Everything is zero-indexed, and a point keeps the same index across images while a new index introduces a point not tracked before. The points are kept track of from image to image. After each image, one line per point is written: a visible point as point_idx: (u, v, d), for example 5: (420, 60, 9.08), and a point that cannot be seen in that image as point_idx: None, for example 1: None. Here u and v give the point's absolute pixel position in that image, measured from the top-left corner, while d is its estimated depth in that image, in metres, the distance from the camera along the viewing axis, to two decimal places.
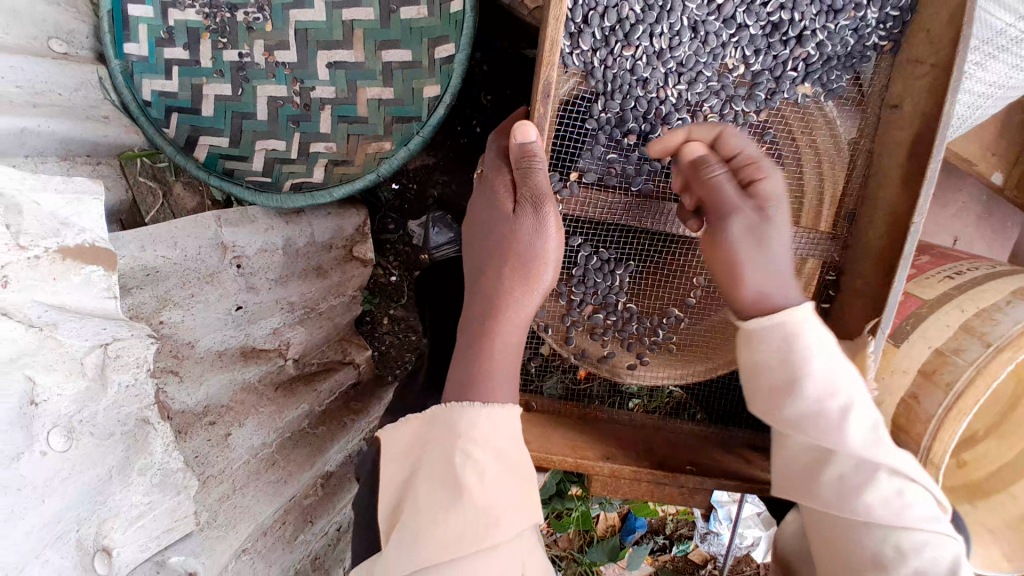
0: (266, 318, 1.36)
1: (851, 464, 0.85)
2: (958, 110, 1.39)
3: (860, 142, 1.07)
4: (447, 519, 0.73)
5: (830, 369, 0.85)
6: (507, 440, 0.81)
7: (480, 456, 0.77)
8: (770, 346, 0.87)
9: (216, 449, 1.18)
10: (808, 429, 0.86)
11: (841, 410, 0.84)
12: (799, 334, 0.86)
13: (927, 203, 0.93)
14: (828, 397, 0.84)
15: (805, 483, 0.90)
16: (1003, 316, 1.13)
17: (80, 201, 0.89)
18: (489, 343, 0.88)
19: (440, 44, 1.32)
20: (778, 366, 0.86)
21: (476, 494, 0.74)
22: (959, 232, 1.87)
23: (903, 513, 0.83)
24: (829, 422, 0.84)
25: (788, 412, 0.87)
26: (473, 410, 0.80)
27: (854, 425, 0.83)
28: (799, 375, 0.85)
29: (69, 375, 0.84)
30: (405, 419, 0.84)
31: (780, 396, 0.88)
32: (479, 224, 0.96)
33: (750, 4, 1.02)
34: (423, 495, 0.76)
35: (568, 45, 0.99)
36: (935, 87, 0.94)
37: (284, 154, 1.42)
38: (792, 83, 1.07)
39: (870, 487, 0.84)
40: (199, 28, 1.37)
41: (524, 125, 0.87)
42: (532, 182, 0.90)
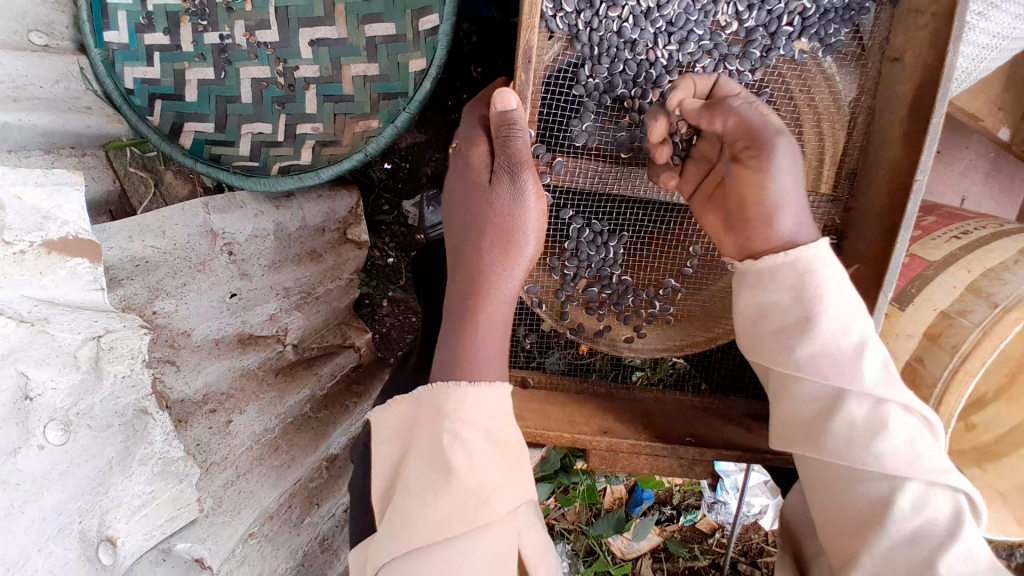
0: (261, 304, 1.35)
1: (862, 408, 0.82)
2: (959, 65, 1.32)
3: (859, 99, 1.03)
4: (437, 499, 0.73)
5: (847, 309, 0.86)
6: (496, 417, 0.80)
7: (467, 437, 0.76)
8: (788, 282, 0.88)
9: (218, 436, 1.18)
10: (822, 367, 0.85)
11: (854, 348, 0.84)
12: (814, 269, 0.87)
13: (928, 158, 0.90)
14: (842, 335, 0.85)
15: (809, 433, 0.88)
16: (1012, 276, 1.09)
17: (60, 191, 0.86)
18: (474, 322, 0.87)
19: (424, 15, 1.28)
20: (796, 302, 0.88)
21: (464, 475, 0.74)
22: (966, 192, 1.81)
23: (916, 464, 0.79)
24: (843, 359, 0.84)
25: (801, 352, 0.87)
26: (460, 389, 0.79)
27: (869, 362, 0.83)
28: (814, 311, 0.86)
29: (63, 369, 0.84)
30: (393, 401, 0.83)
31: (786, 339, 0.88)
32: (455, 198, 0.94)
33: None
34: (412, 477, 0.76)
35: (550, 7, 0.95)
36: (935, 38, 0.90)
37: (270, 138, 1.39)
38: (788, 39, 1.02)
39: (880, 429, 0.81)
40: (177, 11, 1.33)
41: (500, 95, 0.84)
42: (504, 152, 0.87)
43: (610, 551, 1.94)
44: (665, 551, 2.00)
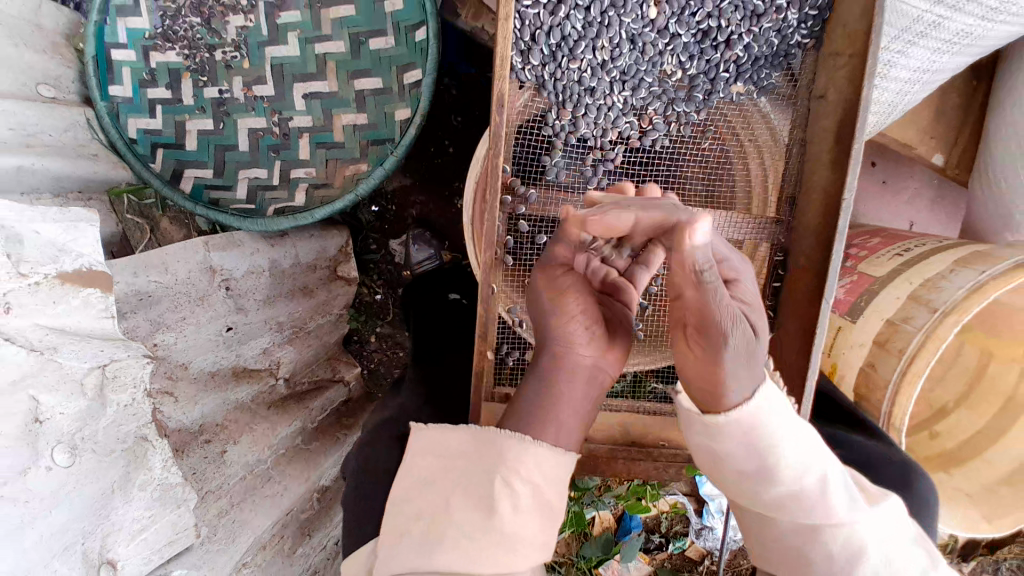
0: (256, 338, 1.41)
1: (843, 542, 0.73)
2: (879, 99, 1.37)
3: (792, 134, 1.15)
4: (474, 541, 0.71)
5: (799, 450, 0.75)
6: (551, 484, 0.80)
7: (520, 489, 0.75)
8: (737, 437, 0.75)
9: (213, 465, 1.22)
10: (793, 510, 0.76)
11: (817, 485, 0.75)
12: (764, 421, 0.74)
13: (853, 180, 0.99)
14: (801, 475, 0.75)
15: (793, 567, 0.77)
16: (947, 283, 1.18)
17: (76, 227, 0.94)
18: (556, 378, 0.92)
19: (408, 70, 1.41)
20: (754, 451, 0.75)
21: (506, 524, 0.73)
22: (914, 217, 1.94)
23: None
24: (812, 500, 0.75)
25: (772, 495, 0.76)
26: (525, 444, 0.79)
27: (833, 494, 0.75)
28: (771, 461, 0.74)
29: (70, 396, 0.89)
30: (455, 425, 0.82)
31: (758, 486, 0.77)
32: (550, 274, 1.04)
33: (680, 14, 1.11)
34: (453, 508, 0.74)
35: (519, 61, 1.09)
36: (854, 76, 1.01)
37: (265, 182, 1.49)
38: (726, 84, 1.17)
39: (857, 559, 0.72)
40: (179, 68, 1.45)
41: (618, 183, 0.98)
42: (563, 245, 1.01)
43: None
44: None
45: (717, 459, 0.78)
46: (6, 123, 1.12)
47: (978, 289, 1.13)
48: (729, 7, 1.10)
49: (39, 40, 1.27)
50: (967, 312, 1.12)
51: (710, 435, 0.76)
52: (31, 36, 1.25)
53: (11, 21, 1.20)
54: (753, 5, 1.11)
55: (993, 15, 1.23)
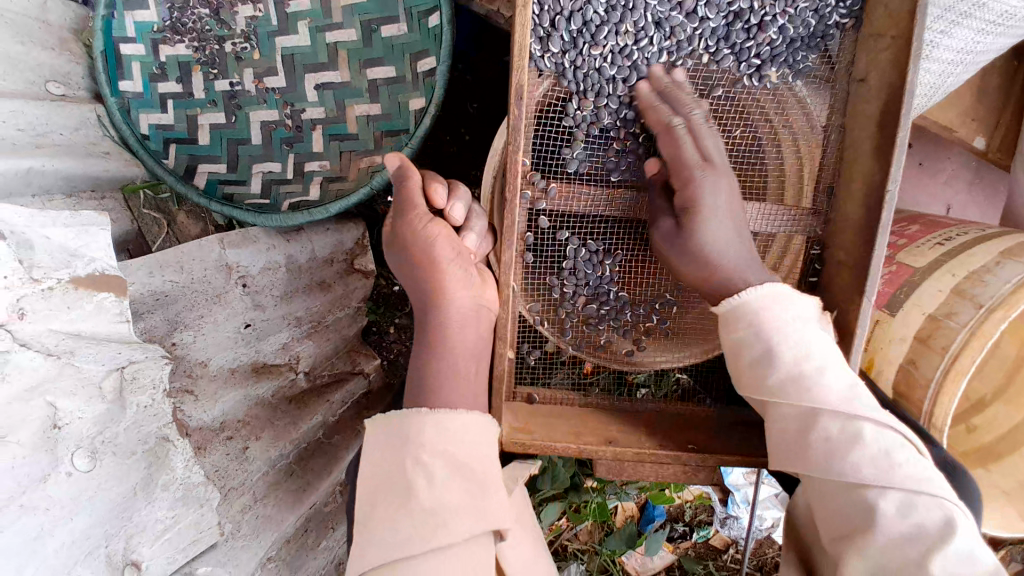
0: (275, 334, 1.40)
1: (836, 423, 0.87)
2: (919, 82, 1.27)
3: (831, 119, 1.08)
4: (398, 518, 0.80)
5: (798, 337, 0.93)
6: (456, 445, 0.87)
7: (427, 461, 0.84)
8: (744, 321, 0.97)
9: (235, 462, 1.22)
10: (794, 394, 0.91)
11: (815, 369, 0.90)
12: (768, 307, 0.96)
13: (899, 169, 0.93)
14: (799, 359, 0.92)
15: (796, 454, 0.91)
16: (992, 277, 1.12)
17: (87, 231, 0.92)
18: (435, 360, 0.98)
19: (422, 58, 1.37)
20: (757, 333, 0.95)
21: (423, 496, 0.81)
22: (951, 200, 1.84)
23: (895, 475, 0.82)
24: (806, 382, 0.90)
25: (772, 380, 0.93)
26: (421, 418, 0.88)
27: (832, 380, 0.89)
28: (773, 342, 0.93)
29: (89, 400, 0.88)
30: (374, 419, 0.91)
31: (762, 369, 0.95)
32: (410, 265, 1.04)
33: None
34: (382, 496, 0.83)
35: (537, 49, 1.04)
36: (898, 58, 0.94)
37: (280, 176, 1.46)
38: (758, 68, 1.09)
39: (858, 443, 0.85)
40: (189, 61, 1.43)
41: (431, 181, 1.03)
42: (411, 220, 0.99)
43: (625, 570, 1.96)
44: (680, 568, 2.00)
45: (735, 349, 1.00)
46: (12, 123, 1.11)
47: None
48: None
49: (46, 37, 1.25)
50: (1015, 307, 1.07)
51: (729, 321, 0.99)
52: (37, 33, 1.22)
53: (15, 18, 1.16)
54: None
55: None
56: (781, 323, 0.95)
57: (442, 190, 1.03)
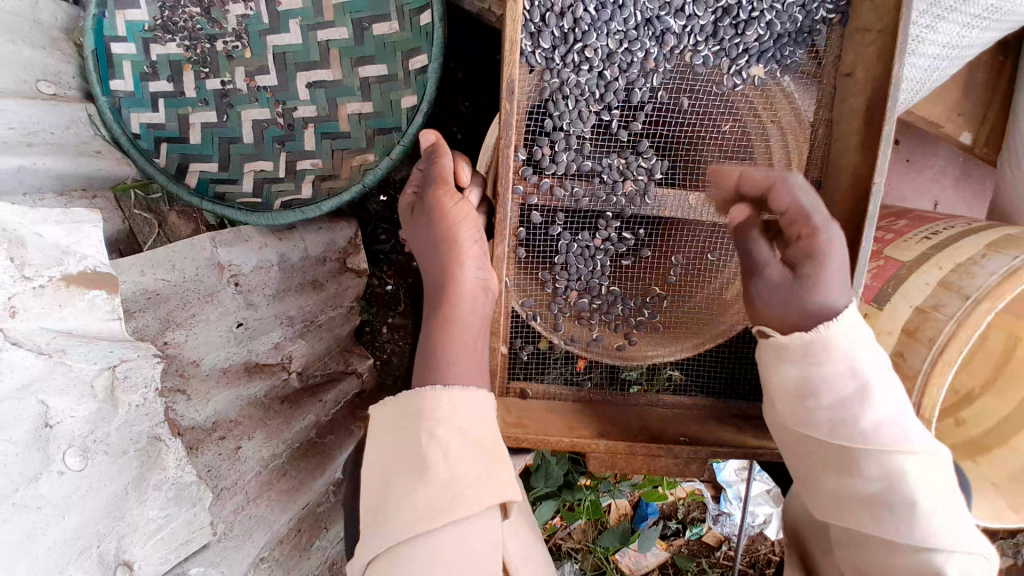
0: (267, 333, 1.40)
1: (915, 486, 0.88)
2: (908, 76, 1.29)
3: (818, 114, 1.10)
4: (415, 494, 0.79)
5: (883, 386, 0.92)
6: (470, 420, 0.87)
7: (443, 436, 0.82)
8: (834, 361, 0.91)
9: (228, 462, 1.21)
10: (876, 445, 0.89)
11: (896, 424, 0.90)
12: (855, 349, 0.92)
13: (885, 162, 0.94)
14: (882, 411, 0.90)
15: (865, 507, 0.91)
16: (979, 269, 1.13)
17: (79, 229, 0.91)
18: (447, 324, 0.98)
19: (414, 56, 1.37)
20: (850, 379, 0.91)
21: (439, 470, 0.80)
22: (939, 195, 1.86)
23: (957, 541, 0.87)
24: (889, 436, 0.89)
25: (858, 428, 0.90)
26: (436, 394, 0.87)
27: (909, 437, 0.90)
28: (866, 389, 0.90)
29: (81, 399, 0.88)
30: (383, 402, 0.89)
31: (844, 415, 0.91)
32: (422, 237, 1.05)
33: None
34: (395, 475, 0.82)
35: (529, 44, 1.04)
36: (882, 52, 0.95)
37: (271, 174, 1.46)
38: (747, 64, 1.10)
39: (927, 511, 0.88)
40: (180, 60, 1.42)
41: (460, 162, 1.06)
42: (437, 187, 1.01)
43: (618, 569, 1.95)
44: (674, 565, 2.00)
45: (807, 387, 0.94)
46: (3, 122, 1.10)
47: (1014, 273, 1.08)
48: None
49: (37, 38, 1.24)
50: (1000, 299, 1.08)
51: (812, 357, 0.92)
52: (27, 32, 1.22)
53: (8, 18, 1.17)
54: None
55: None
56: (867, 371, 0.92)
57: (468, 170, 1.06)
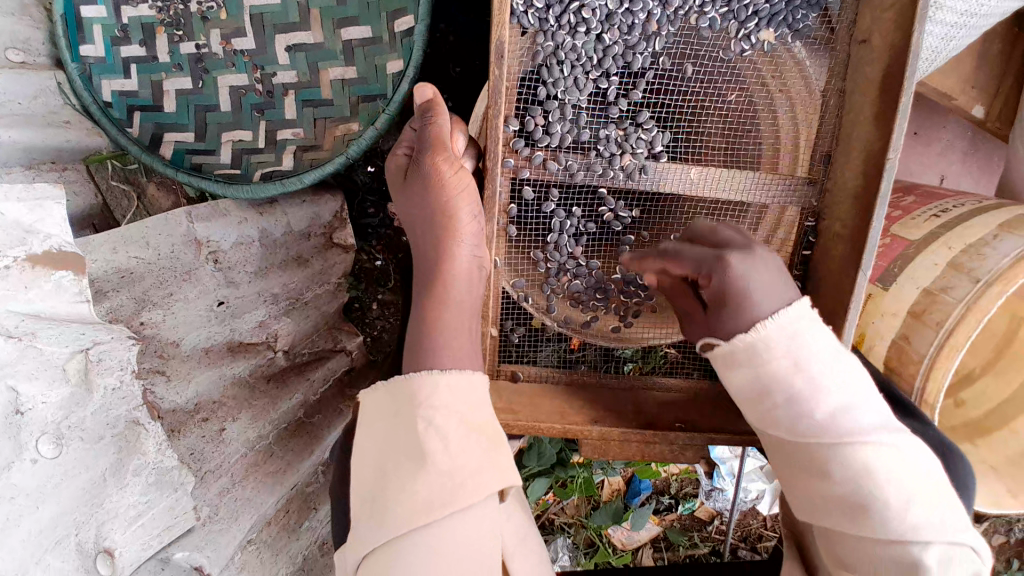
0: (250, 312, 1.35)
1: (886, 474, 0.80)
2: (926, 45, 1.21)
3: (829, 84, 1.02)
4: (415, 485, 0.74)
5: (839, 370, 0.85)
6: (468, 405, 0.82)
7: (441, 423, 0.78)
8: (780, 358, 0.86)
9: (212, 444, 1.18)
10: (841, 434, 0.82)
11: (859, 410, 0.83)
12: (801, 337, 0.87)
13: (900, 139, 0.89)
14: (841, 398, 0.83)
15: (840, 501, 0.83)
16: (990, 251, 1.08)
17: (41, 206, 0.85)
18: (439, 306, 0.90)
19: (399, 16, 1.29)
20: (789, 375, 0.85)
21: (438, 459, 0.75)
22: (945, 170, 1.80)
23: (941, 528, 0.78)
24: (851, 424, 0.82)
25: (816, 418, 0.84)
26: (432, 378, 0.82)
27: (873, 421, 0.82)
28: (813, 379, 0.84)
29: (52, 383, 0.82)
30: (374, 386, 0.84)
31: (798, 411, 0.85)
32: (418, 207, 0.95)
33: None
34: (390, 465, 0.77)
35: (520, 3, 0.95)
36: (901, 18, 0.88)
37: (251, 144, 1.39)
38: (756, 29, 1.03)
39: (904, 500, 0.79)
40: (153, 23, 1.34)
41: (455, 127, 0.99)
42: (436, 151, 0.93)
43: (610, 543, 1.98)
44: (665, 539, 2.04)
45: (761, 386, 0.88)
46: None
47: None
48: None
49: (4, 1, 1.14)
50: (1011, 282, 1.03)
51: (755, 359, 0.88)
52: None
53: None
54: None
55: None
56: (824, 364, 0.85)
57: (461, 139, 1.00)
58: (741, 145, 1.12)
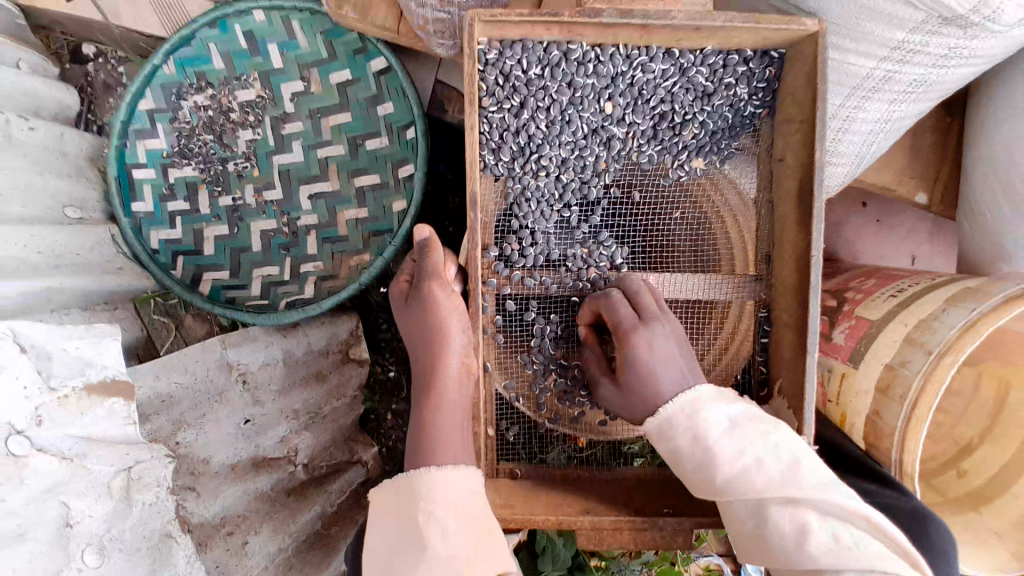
0: (272, 429, 1.46)
1: (783, 515, 0.88)
2: (845, 152, 1.43)
3: (760, 195, 1.21)
4: (417, 572, 0.82)
5: (737, 429, 0.97)
6: (464, 495, 0.93)
7: (440, 513, 0.88)
8: (680, 428, 1.00)
9: (235, 557, 1.25)
10: (742, 489, 0.92)
11: (753, 462, 0.93)
12: (699, 408, 1.01)
13: (819, 238, 1.03)
14: (737, 454, 0.94)
15: (763, 549, 0.92)
16: (939, 324, 1.18)
17: (100, 342, 1.02)
18: (428, 409, 1.03)
19: (402, 165, 1.53)
20: (688, 444, 0.99)
21: (438, 548, 0.84)
22: (914, 251, 1.93)
23: (844, 554, 0.82)
24: (748, 477, 0.92)
25: (719, 479, 0.95)
26: (430, 474, 0.93)
27: (770, 467, 0.91)
28: (708, 444, 0.96)
29: (98, 498, 0.93)
30: (383, 484, 0.96)
31: (705, 475, 0.97)
32: (413, 322, 1.11)
33: (635, 104, 1.21)
34: (396, 555, 0.86)
35: (490, 158, 1.20)
36: (806, 138, 1.07)
37: (277, 279, 1.59)
38: (688, 159, 1.24)
39: (805, 533, 0.86)
40: (196, 181, 1.60)
41: (447, 259, 1.17)
42: (433, 280, 1.10)
43: None
44: None
45: (674, 456, 1.02)
46: (36, 246, 1.22)
47: (970, 326, 1.13)
48: (679, 91, 1.19)
49: (63, 167, 1.41)
50: (962, 351, 1.12)
51: (665, 433, 1.02)
52: (54, 162, 1.38)
53: (37, 151, 1.33)
54: (702, 86, 1.19)
55: (945, 61, 1.25)
56: (717, 424, 0.98)
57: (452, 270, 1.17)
58: (704, 249, 1.27)
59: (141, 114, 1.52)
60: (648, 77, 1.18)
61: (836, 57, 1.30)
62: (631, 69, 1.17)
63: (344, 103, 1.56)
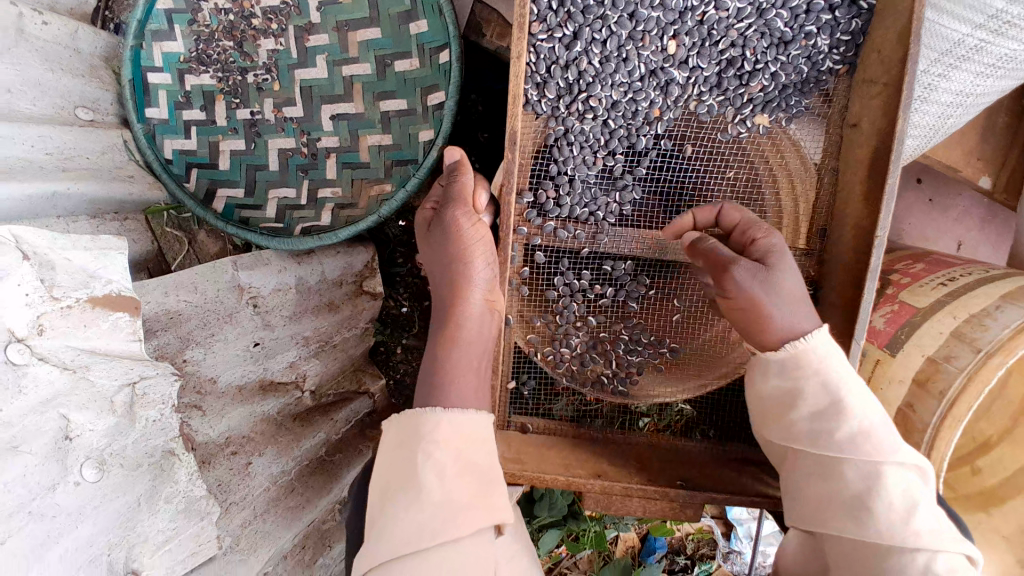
0: (282, 353, 1.44)
1: (895, 481, 0.87)
2: (918, 121, 1.28)
3: (824, 162, 1.12)
4: (409, 512, 0.79)
5: (866, 397, 0.93)
6: (471, 443, 0.87)
7: (440, 458, 0.82)
8: (818, 375, 0.94)
9: (238, 477, 1.26)
10: (857, 445, 0.89)
11: (875, 429, 0.91)
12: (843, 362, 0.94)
13: (887, 217, 0.94)
14: (863, 417, 0.91)
15: (847, 511, 0.89)
16: (992, 321, 1.10)
17: (106, 255, 0.95)
18: (447, 338, 0.98)
19: (432, 91, 1.43)
20: (827, 394, 0.92)
21: (434, 490, 0.80)
22: (962, 236, 1.81)
23: (942, 538, 0.84)
24: (868, 437, 0.89)
25: (838, 433, 0.91)
26: (436, 416, 0.86)
27: (883, 437, 0.90)
28: (842, 397, 0.92)
29: (100, 413, 0.91)
30: (388, 421, 0.90)
31: (824, 424, 0.92)
32: (439, 257, 1.04)
33: (702, 46, 1.09)
34: (391, 489, 0.82)
35: (534, 94, 1.09)
36: (888, 105, 0.96)
37: (294, 202, 1.53)
38: (750, 114, 1.13)
39: (911, 503, 0.86)
40: (213, 91, 1.51)
41: (479, 185, 1.08)
42: (458, 207, 1.02)
43: None
44: None
45: (789, 400, 0.96)
46: (41, 147, 1.16)
47: None
48: (753, 34, 1.08)
49: (77, 65, 1.32)
50: (1013, 353, 1.05)
51: (798, 372, 0.94)
52: (68, 60, 1.29)
53: (47, 48, 1.23)
54: (781, 32, 1.07)
55: None
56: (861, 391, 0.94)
57: (484, 197, 1.08)
58: None
59: (159, 12, 1.42)
60: (719, 16, 1.07)
61: (929, 16, 1.15)
62: (703, 4, 1.06)
63: (375, 18, 1.43)
